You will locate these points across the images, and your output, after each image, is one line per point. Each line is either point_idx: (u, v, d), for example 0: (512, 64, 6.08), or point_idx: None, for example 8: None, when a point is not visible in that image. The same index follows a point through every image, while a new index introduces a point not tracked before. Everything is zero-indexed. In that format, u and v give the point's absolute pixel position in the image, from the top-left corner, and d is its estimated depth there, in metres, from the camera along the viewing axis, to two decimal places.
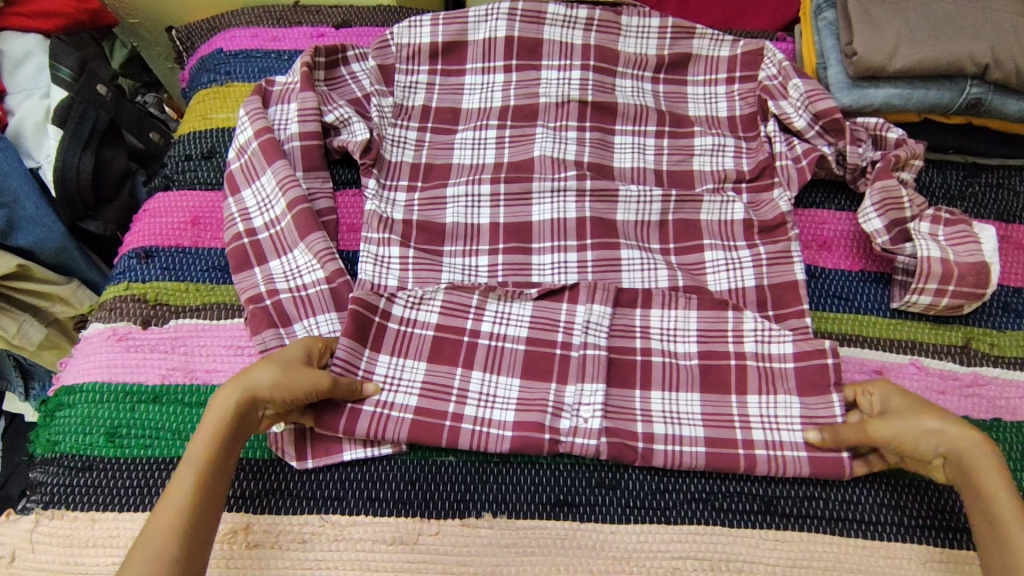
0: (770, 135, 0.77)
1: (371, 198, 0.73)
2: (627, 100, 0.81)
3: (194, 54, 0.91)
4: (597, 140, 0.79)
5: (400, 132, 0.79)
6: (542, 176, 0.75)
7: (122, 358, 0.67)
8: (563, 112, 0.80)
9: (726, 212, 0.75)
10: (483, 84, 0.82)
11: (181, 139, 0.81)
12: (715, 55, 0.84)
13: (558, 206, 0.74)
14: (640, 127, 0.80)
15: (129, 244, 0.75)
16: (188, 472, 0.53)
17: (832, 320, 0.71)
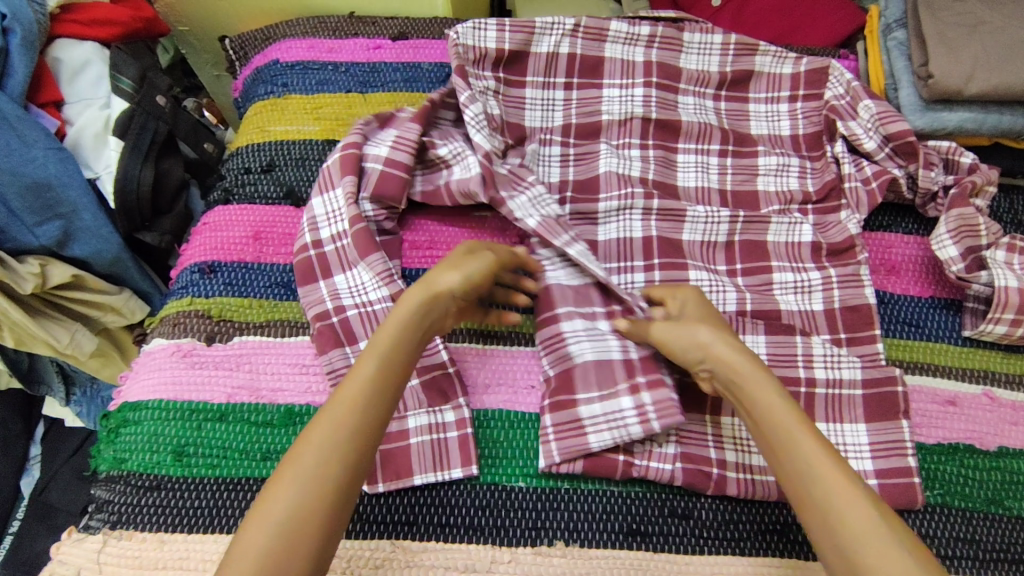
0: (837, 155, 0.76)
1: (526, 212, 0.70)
2: (691, 118, 0.80)
3: (248, 63, 0.91)
4: (661, 159, 0.78)
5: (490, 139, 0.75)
6: (607, 195, 0.75)
7: (187, 376, 0.67)
8: (627, 130, 0.79)
9: (794, 234, 0.74)
10: (543, 100, 0.80)
11: (239, 151, 0.81)
12: (777, 71, 0.82)
13: (623, 226, 0.74)
14: (703, 145, 0.79)
15: (190, 258, 0.74)
16: (335, 413, 0.49)
17: (902, 347, 0.70)
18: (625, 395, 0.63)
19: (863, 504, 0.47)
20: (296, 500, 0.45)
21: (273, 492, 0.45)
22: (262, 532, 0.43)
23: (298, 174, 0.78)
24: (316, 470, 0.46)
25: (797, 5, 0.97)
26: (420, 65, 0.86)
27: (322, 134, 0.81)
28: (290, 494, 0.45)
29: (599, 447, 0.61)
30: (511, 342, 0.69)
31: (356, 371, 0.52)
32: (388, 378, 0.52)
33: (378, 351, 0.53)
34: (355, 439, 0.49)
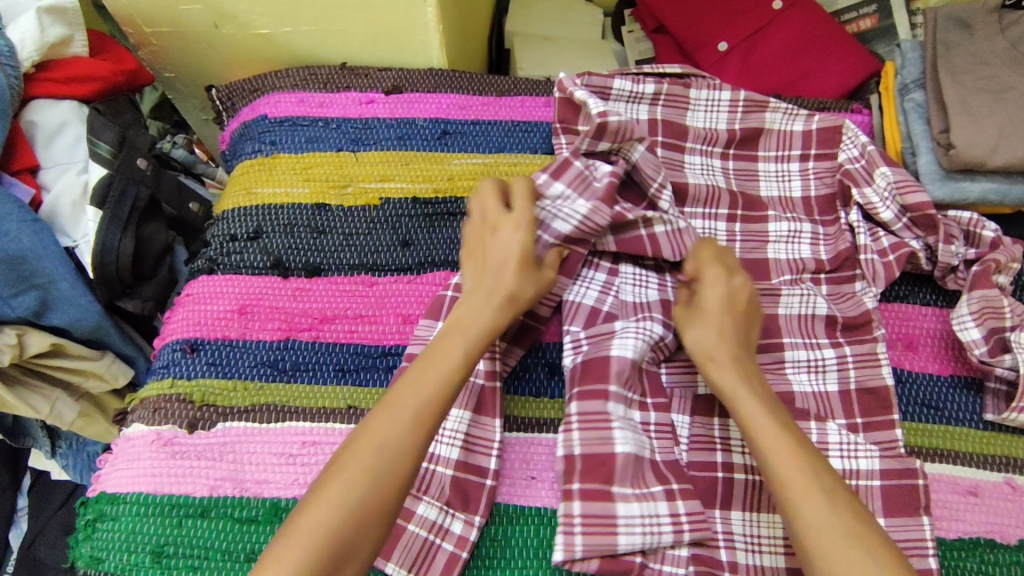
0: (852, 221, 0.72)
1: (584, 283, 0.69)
2: (697, 177, 0.76)
3: (235, 115, 0.88)
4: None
5: None
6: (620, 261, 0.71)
7: (167, 467, 0.63)
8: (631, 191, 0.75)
9: (808, 306, 0.69)
10: None
11: (224, 214, 0.77)
12: (788, 129, 0.78)
13: (641, 291, 0.69)
14: (711, 209, 0.75)
15: (172, 334, 0.71)
16: (421, 384, 0.55)
17: (920, 432, 0.66)
18: (660, 498, 0.58)
19: (827, 502, 0.50)
20: (378, 467, 0.51)
21: (348, 461, 0.52)
22: (352, 483, 0.50)
23: (286, 241, 0.74)
24: (388, 449, 0.52)
25: (807, 50, 0.93)
26: (414, 120, 0.82)
27: (312, 197, 0.77)
28: (378, 453, 0.52)
29: (627, 548, 0.57)
30: (515, 427, 0.65)
31: (442, 352, 0.57)
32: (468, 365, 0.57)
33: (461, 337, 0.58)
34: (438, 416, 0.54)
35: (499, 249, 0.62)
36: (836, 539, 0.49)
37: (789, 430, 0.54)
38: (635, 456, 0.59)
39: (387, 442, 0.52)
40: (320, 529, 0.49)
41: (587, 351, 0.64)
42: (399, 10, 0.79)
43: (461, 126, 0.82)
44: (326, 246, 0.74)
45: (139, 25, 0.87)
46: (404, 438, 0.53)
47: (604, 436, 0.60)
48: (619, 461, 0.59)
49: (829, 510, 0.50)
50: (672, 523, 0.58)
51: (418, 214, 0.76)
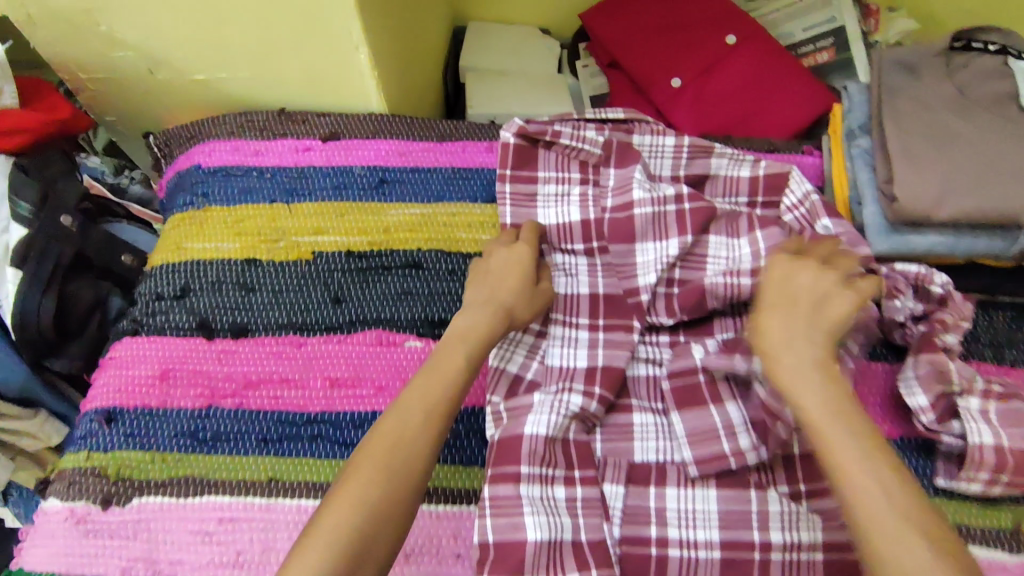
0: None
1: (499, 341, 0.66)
2: (644, 203, 0.71)
3: (171, 162, 0.85)
4: (611, 264, 0.72)
5: (570, 260, 0.73)
6: (551, 315, 0.69)
7: (78, 547, 0.61)
8: (567, 233, 0.74)
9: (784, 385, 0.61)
10: (558, 195, 0.75)
11: (153, 271, 0.75)
12: (735, 175, 0.75)
13: (569, 351, 0.67)
14: (661, 243, 0.70)
15: (92, 400, 0.68)
16: (437, 390, 0.55)
17: None
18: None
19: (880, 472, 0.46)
20: (404, 468, 0.51)
21: (369, 461, 0.51)
22: (368, 485, 0.49)
23: (213, 301, 0.72)
24: (406, 454, 0.52)
25: (763, 86, 0.91)
26: (350, 168, 0.80)
27: (242, 252, 0.75)
28: (391, 461, 0.51)
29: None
30: (437, 499, 0.62)
31: (447, 361, 0.57)
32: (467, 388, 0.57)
33: (462, 348, 0.58)
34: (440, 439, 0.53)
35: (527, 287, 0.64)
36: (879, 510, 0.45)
37: (839, 383, 0.51)
38: (547, 543, 0.56)
39: (405, 446, 0.52)
40: (339, 537, 0.47)
41: (502, 429, 0.61)
42: (332, 56, 0.77)
43: (400, 175, 0.80)
44: (254, 305, 0.71)
45: (75, 71, 0.85)
46: (421, 442, 0.52)
47: (516, 522, 0.56)
48: (529, 549, 0.55)
49: (870, 477, 0.46)
50: None
51: (352, 269, 0.74)
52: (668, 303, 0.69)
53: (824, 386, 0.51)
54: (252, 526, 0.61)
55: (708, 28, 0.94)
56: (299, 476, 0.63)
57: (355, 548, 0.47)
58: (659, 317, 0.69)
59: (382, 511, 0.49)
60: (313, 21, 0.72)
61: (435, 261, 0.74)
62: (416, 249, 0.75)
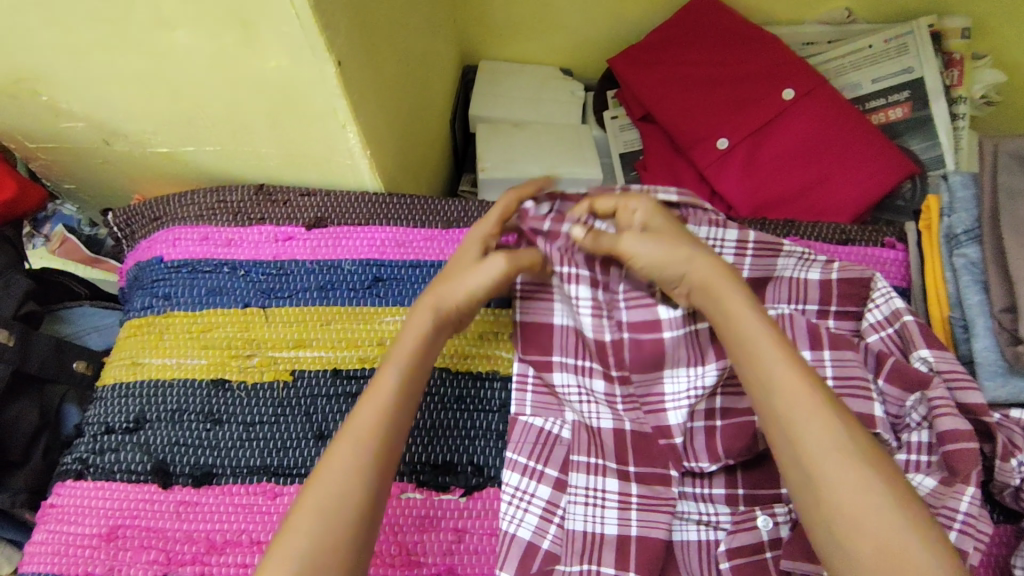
0: (877, 421, 0.54)
1: (510, 500, 0.56)
2: (675, 324, 0.58)
3: (132, 248, 0.73)
4: (634, 393, 0.59)
5: (586, 382, 0.60)
6: (572, 457, 0.57)
7: None
8: (584, 347, 0.61)
9: None
10: (568, 300, 0.61)
11: (104, 393, 0.63)
12: (802, 277, 0.62)
13: (593, 512, 0.56)
14: (697, 368, 0.58)
15: (25, 565, 0.56)
16: (374, 408, 0.50)
17: None
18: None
19: (840, 437, 0.44)
20: (336, 501, 0.45)
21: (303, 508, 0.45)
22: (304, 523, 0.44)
23: (171, 436, 0.60)
24: (339, 487, 0.46)
25: (826, 150, 0.77)
26: (339, 263, 0.67)
27: (208, 371, 0.63)
28: (323, 495, 0.45)
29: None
30: None
31: (382, 379, 0.51)
32: (406, 390, 0.51)
33: (391, 367, 0.52)
34: (381, 453, 0.48)
35: (469, 281, 0.55)
36: (845, 479, 0.42)
37: (742, 340, 0.49)
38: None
39: (334, 474, 0.46)
40: None
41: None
42: (315, 132, 0.64)
43: (398, 270, 0.67)
44: (221, 442, 0.60)
45: (22, 140, 0.73)
46: (356, 470, 0.47)
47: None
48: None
49: (828, 442, 0.43)
50: None
51: (339, 394, 0.62)
52: (708, 441, 0.57)
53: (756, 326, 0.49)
54: None
55: (762, 79, 0.80)
56: None
57: None
58: (699, 462, 0.57)
59: (320, 546, 0.43)
60: (290, 97, 0.59)
61: (438, 384, 0.61)
62: None
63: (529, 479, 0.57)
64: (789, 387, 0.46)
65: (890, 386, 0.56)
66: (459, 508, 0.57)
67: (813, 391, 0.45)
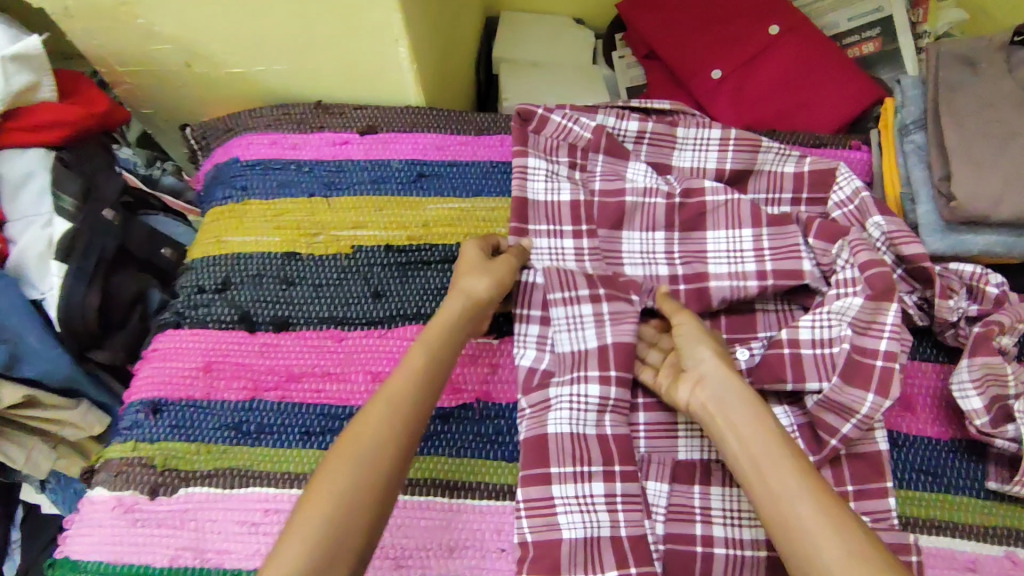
0: (806, 274, 0.67)
1: (523, 346, 0.68)
2: (634, 190, 0.73)
3: (209, 156, 0.86)
4: (600, 249, 0.72)
5: (557, 241, 0.72)
6: (551, 297, 0.68)
7: (129, 535, 0.62)
8: (555, 213, 0.73)
9: (831, 329, 0.63)
10: (548, 171, 0.75)
11: (193, 265, 0.75)
12: (779, 170, 0.74)
13: (575, 334, 0.67)
14: (649, 231, 0.73)
15: (134, 393, 0.69)
16: (395, 384, 0.57)
17: (916, 500, 0.62)
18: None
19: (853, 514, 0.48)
20: (363, 468, 0.51)
21: (331, 466, 0.51)
22: (337, 476, 0.50)
23: (252, 294, 0.72)
24: (370, 452, 0.52)
25: (806, 76, 0.88)
26: (388, 162, 0.79)
27: (282, 246, 0.75)
28: (358, 450, 0.52)
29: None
30: (482, 495, 0.63)
31: (408, 360, 0.59)
32: (433, 370, 0.59)
33: (421, 348, 0.60)
34: (410, 419, 0.55)
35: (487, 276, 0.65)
36: (826, 534, 0.46)
37: (716, 400, 0.57)
38: (584, 542, 0.59)
39: (367, 433, 0.53)
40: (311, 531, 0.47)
41: (527, 428, 0.63)
42: (369, 47, 0.76)
43: (438, 168, 0.79)
44: (295, 299, 0.72)
45: (111, 64, 0.85)
46: (381, 437, 0.53)
47: (552, 522, 0.59)
48: (565, 548, 0.58)
49: (850, 529, 0.46)
50: None
51: (390, 263, 0.74)
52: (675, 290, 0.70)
53: (727, 381, 0.57)
54: None
55: (751, 19, 0.92)
56: None
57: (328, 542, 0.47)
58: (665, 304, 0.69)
59: (350, 500, 0.49)
60: (352, 13, 0.71)
61: None
62: (454, 243, 0.75)
63: (523, 323, 0.69)
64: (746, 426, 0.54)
65: (819, 239, 0.67)
66: (492, 347, 0.70)
67: (779, 436, 0.52)
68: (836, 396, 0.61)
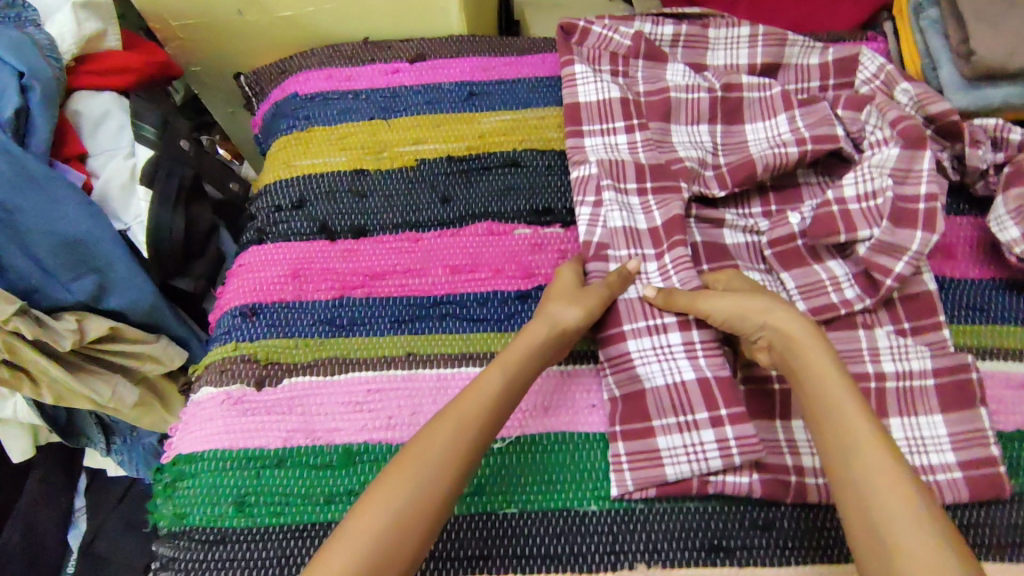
0: (840, 138, 0.71)
1: (587, 224, 0.72)
2: (678, 88, 0.77)
3: (265, 98, 0.90)
4: (652, 140, 0.76)
5: (610, 138, 0.77)
6: (602, 182, 0.73)
7: (241, 423, 0.66)
8: (607, 113, 0.77)
9: (874, 181, 0.67)
10: (597, 76, 0.79)
11: (267, 188, 0.80)
12: (805, 63, 0.80)
13: (627, 215, 0.72)
14: (695, 126, 0.77)
15: (228, 302, 0.73)
16: (466, 409, 0.55)
17: (968, 332, 0.67)
18: (705, 426, 0.61)
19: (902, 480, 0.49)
20: (423, 487, 0.51)
21: (389, 481, 0.51)
22: (393, 491, 0.51)
23: (329, 207, 0.77)
24: (431, 471, 0.52)
25: None
26: (440, 85, 0.84)
27: (349, 164, 0.79)
28: (419, 468, 0.52)
29: (677, 479, 0.60)
30: (568, 360, 0.68)
31: (482, 381, 0.58)
32: (508, 398, 0.57)
33: (496, 371, 0.58)
34: (474, 444, 0.54)
35: (575, 304, 0.63)
36: (907, 547, 0.45)
37: (812, 390, 0.55)
38: (665, 388, 0.63)
39: (430, 454, 0.53)
40: (360, 543, 0.48)
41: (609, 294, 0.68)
42: None
43: (488, 87, 0.84)
44: (369, 209, 0.76)
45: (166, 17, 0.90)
46: (446, 459, 0.53)
47: (632, 374, 0.64)
48: (650, 396, 0.63)
49: (900, 491, 0.48)
50: (719, 449, 0.60)
51: (454, 171, 0.78)
52: (718, 173, 0.74)
53: (840, 378, 0.55)
54: (399, 392, 0.66)
55: None
56: (434, 349, 0.69)
57: (380, 557, 0.48)
58: (709, 187, 0.73)
59: (403, 519, 0.50)
60: None
61: (532, 159, 0.79)
62: (512, 149, 0.79)
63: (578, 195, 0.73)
64: (845, 415, 0.52)
65: (847, 110, 0.73)
66: (560, 235, 0.74)
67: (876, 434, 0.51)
68: (888, 237, 0.65)
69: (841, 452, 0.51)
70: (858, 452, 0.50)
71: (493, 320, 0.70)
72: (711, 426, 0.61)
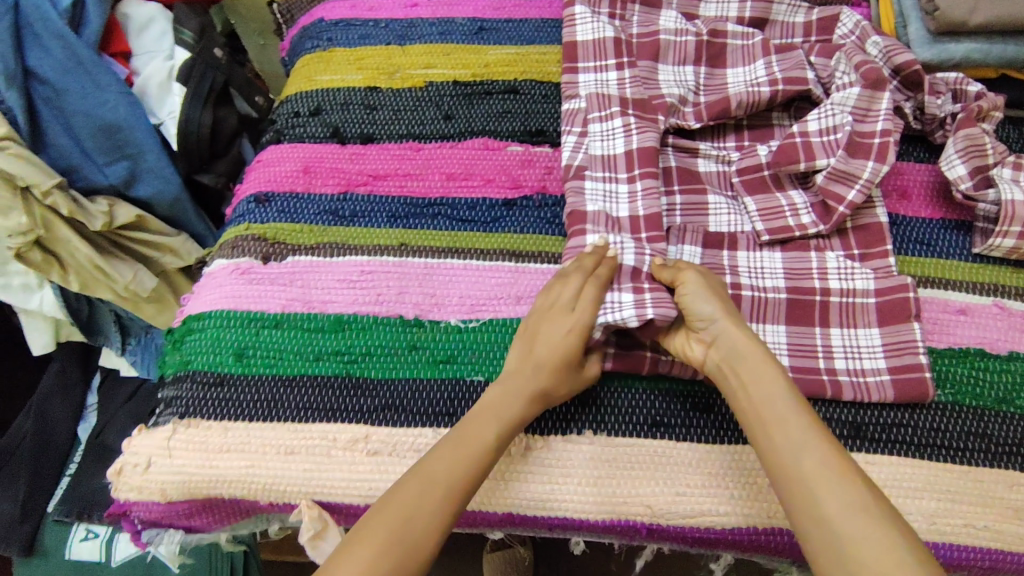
0: (809, 80, 0.77)
1: (571, 151, 0.78)
2: (668, 32, 0.84)
3: (294, 24, 0.99)
4: (640, 77, 0.81)
5: (603, 74, 0.82)
6: (590, 116, 0.79)
7: (246, 289, 0.73)
8: (601, 50, 0.83)
9: (836, 118, 0.73)
10: (595, 17, 0.85)
11: (290, 98, 0.88)
12: (790, 21, 0.86)
13: (607, 143, 0.77)
14: (680, 67, 0.83)
15: (245, 191, 0.81)
16: (439, 475, 0.57)
17: (912, 263, 0.73)
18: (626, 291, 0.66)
19: (854, 483, 0.52)
20: (399, 550, 0.54)
21: (364, 544, 0.53)
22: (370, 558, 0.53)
23: (342, 116, 0.84)
24: (406, 541, 0.54)
25: None
26: (453, 19, 0.92)
27: (364, 82, 0.87)
28: (395, 537, 0.54)
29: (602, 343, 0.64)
30: (540, 259, 0.75)
31: (455, 450, 0.58)
32: (481, 464, 0.58)
33: (469, 441, 0.59)
34: (447, 509, 0.56)
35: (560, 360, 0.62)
36: None
37: (771, 426, 0.57)
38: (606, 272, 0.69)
39: (405, 522, 0.55)
40: None
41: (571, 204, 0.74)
42: None
43: (496, 24, 0.92)
44: (379, 120, 0.84)
45: None
46: (419, 526, 0.55)
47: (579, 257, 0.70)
48: None
49: (873, 536, 0.49)
50: (636, 309, 0.64)
51: (458, 93, 0.86)
52: (696, 109, 0.79)
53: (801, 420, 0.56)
54: (389, 274, 0.74)
55: None
56: (424, 241, 0.76)
57: None
58: (687, 121, 0.79)
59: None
60: None
61: (530, 88, 0.86)
62: (513, 78, 0.87)
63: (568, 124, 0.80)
64: (810, 458, 0.54)
65: (819, 58, 0.79)
66: (548, 154, 0.81)
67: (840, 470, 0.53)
68: (844, 166, 0.71)
69: (811, 497, 0.52)
70: (823, 489, 0.52)
71: (479, 222, 0.77)
72: (631, 291, 0.66)
